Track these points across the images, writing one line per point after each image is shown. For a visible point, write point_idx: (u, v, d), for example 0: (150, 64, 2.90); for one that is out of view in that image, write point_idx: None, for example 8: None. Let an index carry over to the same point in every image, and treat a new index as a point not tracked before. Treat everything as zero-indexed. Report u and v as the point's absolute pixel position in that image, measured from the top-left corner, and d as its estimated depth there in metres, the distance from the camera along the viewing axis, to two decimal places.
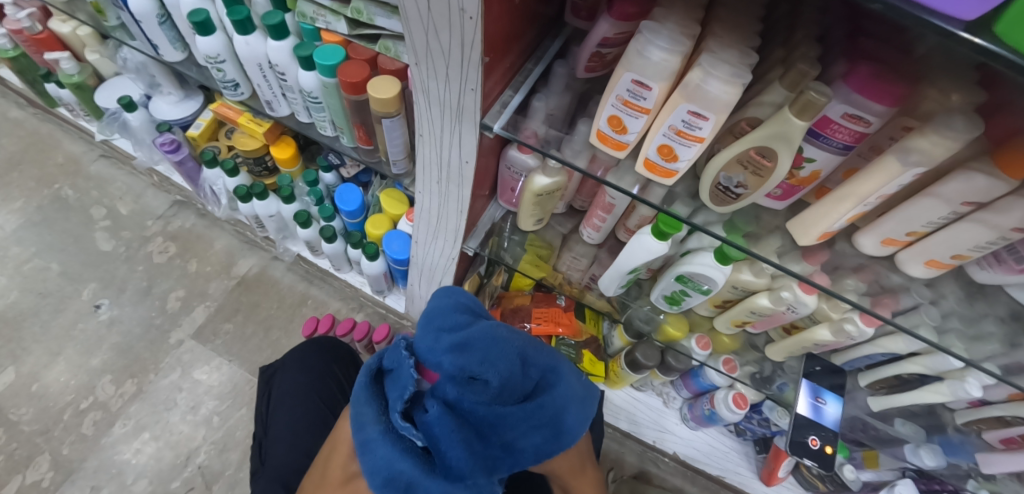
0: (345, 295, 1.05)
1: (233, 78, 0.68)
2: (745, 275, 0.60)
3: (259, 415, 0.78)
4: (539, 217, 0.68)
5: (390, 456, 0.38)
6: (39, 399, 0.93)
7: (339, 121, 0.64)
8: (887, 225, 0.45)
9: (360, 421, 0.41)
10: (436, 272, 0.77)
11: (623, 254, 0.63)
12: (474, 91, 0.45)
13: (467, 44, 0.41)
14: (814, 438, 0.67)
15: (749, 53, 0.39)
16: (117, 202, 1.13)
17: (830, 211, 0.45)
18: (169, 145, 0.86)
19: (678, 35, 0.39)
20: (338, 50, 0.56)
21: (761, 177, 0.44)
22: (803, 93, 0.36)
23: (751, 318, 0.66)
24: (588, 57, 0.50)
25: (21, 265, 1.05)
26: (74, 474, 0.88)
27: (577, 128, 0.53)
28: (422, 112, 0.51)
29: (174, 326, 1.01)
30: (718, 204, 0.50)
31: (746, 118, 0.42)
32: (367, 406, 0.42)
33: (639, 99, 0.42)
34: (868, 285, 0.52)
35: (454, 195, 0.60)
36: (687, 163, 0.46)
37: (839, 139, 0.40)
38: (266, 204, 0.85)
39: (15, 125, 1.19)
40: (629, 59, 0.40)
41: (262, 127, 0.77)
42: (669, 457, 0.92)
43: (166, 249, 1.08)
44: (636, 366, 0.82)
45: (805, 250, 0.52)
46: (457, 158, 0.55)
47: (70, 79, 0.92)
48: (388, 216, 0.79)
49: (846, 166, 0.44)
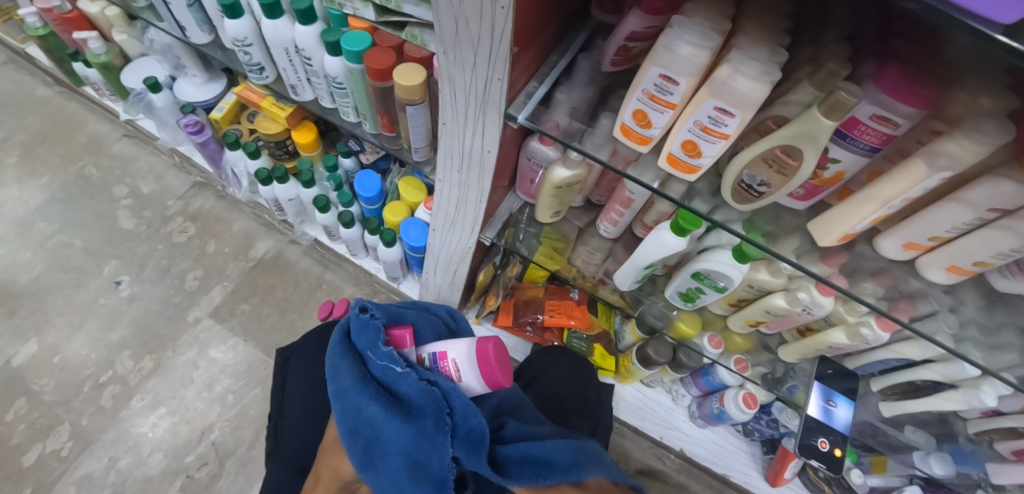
0: (360, 281, 1.06)
1: (259, 61, 0.68)
2: (762, 274, 0.59)
3: (275, 396, 0.80)
4: (557, 209, 0.68)
5: (359, 396, 0.46)
6: (60, 370, 0.96)
7: (362, 107, 0.64)
8: (909, 229, 0.45)
9: (335, 373, 0.49)
10: (451, 262, 0.76)
11: (641, 249, 0.62)
12: (500, 81, 0.46)
13: (497, 34, 0.41)
14: (824, 440, 0.67)
15: (776, 51, 0.39)
16: (139, 181, 1.15)
17: (853, 212, 0.45)
18: (193, 126, 0.86)
19: (707, 30, 0.39)
20: (364, 36, 0.56)
21: (785, 176, 0.44)
22: (832, 92, 0.36)
23: (766, 318, 0.65)
24: (614, 50, 0.50)
25: (46, 240, 1.07)
26: (93, 445, 0.90)
27: (600, 121, 0.53)
28: (446, 100, 0.52)
29: (192, 304, 1.03)
30: (739, 202, 0.50)
31: (772, 117, 0.43)
32: (342, 359, 0.49)
33: (666, 94, 0.43)
34: (886, 290, 0.53)
35: (474, 184, 0.60)
36: (711, 159, 0.46)
37: (867, 140, 0.40)
38: (287, 188, 0.84)
39: (42, 104, 1.22)
40: (657, 53, 0.40)
41: (285, 112, 0.78)
42: (676, 454, 0.91)
43: (185, 229, 1.10)
44: (647, 361, 0.81)
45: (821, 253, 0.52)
46: (480, 147, 0.55)
47: (97, 58, 0.94)
48: (406, 204, 0.78)
49: (870, 169, 0.44)
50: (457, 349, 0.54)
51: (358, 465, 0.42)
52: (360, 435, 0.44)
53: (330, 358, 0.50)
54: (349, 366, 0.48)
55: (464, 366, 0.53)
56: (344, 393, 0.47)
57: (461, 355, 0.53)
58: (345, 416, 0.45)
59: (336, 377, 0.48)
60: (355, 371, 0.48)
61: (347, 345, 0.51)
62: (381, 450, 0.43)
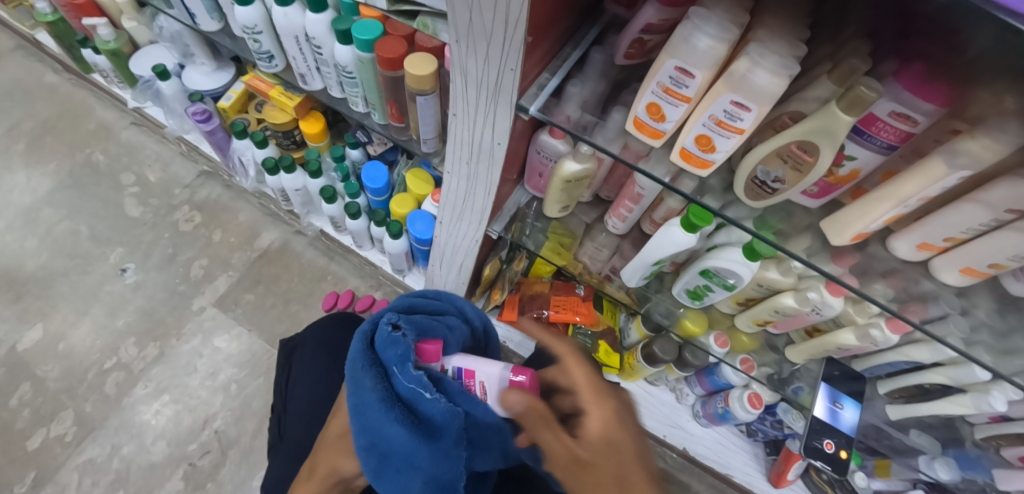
0: (365, 273, 1.05)
1: (269, 49, 0.68)
2: (772, 273, 0.59)
3: (279, 388, 0.80)
4: (565, 204, 0.67)
5: (382, 418, 0.43)
6: (66, 357, 0.96)
7: (372, 97, 0.63)
8: (925, 229, 0.45)
9: (358, 386, 0.45)
10: (457, 255, 0.75)
11: (650, 245, 0.61)
12: (513, 72, 0.45)
13: (511, 23, 0.40)
14: (829, 442, 0.67)
15: (797, 44, 0.39)
16: (146, 169, 1.15)
17: (868, 211, 0.45)
18: (200, 115, 0.86)
19: (726, 22, 0.38)
20: (376, 25, 0.55)
21: (800, 172, 0.43)
22: (852, 88, 0.36)
23: (774, 318, 0.65)
24: (628, 43, 0.49)
25: (53, 227, 1.07)
26: (96, 431, 0.90)
27: (611, 115, 0.53)
28: (458, 90, 0.51)
29: (197, 293, 1.03)
30: (753, 198, 0.49)
31: (789, 112, 0.42)
32: (364, 372, 0.45)
33: (681, 87, 0.42)
34: (896, 291, 0.52)
35: (484, 177, 0.60)
36: (725, 155, 0.45)
37: (885, 138, 0.40)
38: (294, 178, 0.83)
39: (50, 90, 1.22)
40: (674, 45, 0.40)
41: (294, 101, 0.78)
42: (678, 452, 0.91)
43: (191, 218, 1.10)
44: (652, 360, 0.80)
45: (831, 252, 0.51)
46: (490, 139, 0.55)
47: (107, 45, 0.93)
48: (413, 196, 0.78)
49: (885, 168, 0.44)
50: (487, 372, 0.53)
51: (372, 474, 0.44)
52: (376, 448, 0.44)
53: (352, 367, 0.46)
54: (371, 381, 0.45)
55: (490, 390, 0.53)
56: (366, 408, 0.44)
57: (490, 379, 0.52)
58: (364, 430, 0.44)
59: (358, 391, 0.45)
60: (379, 388, 0.44)
61: (370, 354, 0.47)
62: (398, 465, 0.44)
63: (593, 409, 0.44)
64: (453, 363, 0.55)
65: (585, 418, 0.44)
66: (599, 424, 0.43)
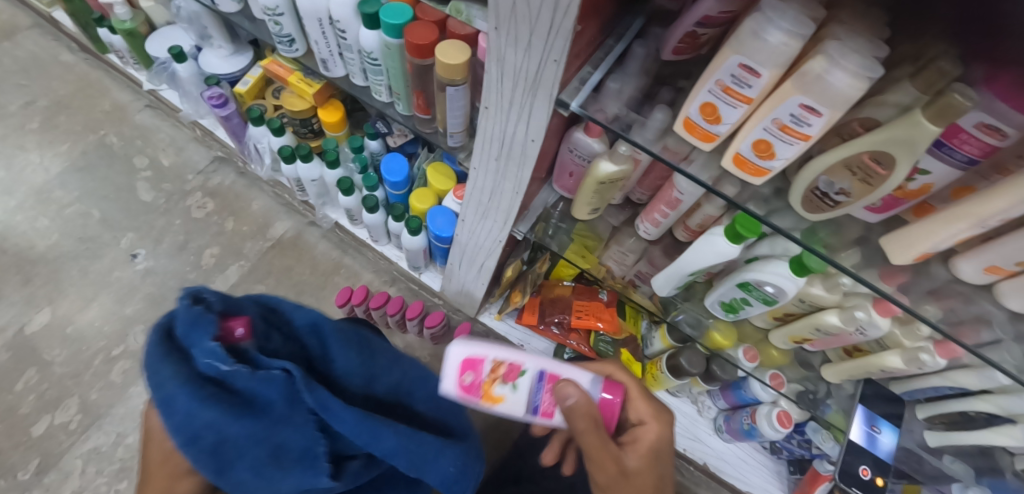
0: (379, 268, 1.02)
1: (290, 33, 0.65)
2: (817, 289, 0.55)
3: None
4: (596, 206, 0.64)
5: (192, 405, 0.37)
6: (73, 342, 0.94)
7: (397, 86, 0.60)
8: (995, 253, 0.40)
9: (159, 380, 0.39)
10: (478, 255, 0.72)
11: (688, 254, 0.57)
12: (556, 63, 0.41)
13: (560, 11, 0.37)
14: (866, 468, 0.64)
15: (879, 44, 0.35)
16: (160, 153, 1.13)
17: (936, 230, 0.41)
18: (216, 99, 0.82)
19: (801, 17, 0.35)
20: (406, 9, 0.52)
21: (869, 185, 0.40)
22: (945, 95, 0.32)
23: (813, 337, 0.61)
24: (680, 37, 0.46)
25: (64, 209, 1.05)
26: (101, 419, 0.89)
27: (653, 114, 0.48)
28: (493, 81, 0.48)
29: (207, 282, 1.01)
30: (810, 210, 0.46)
31: (859, 119, 0.38)
32: (166, 362, 0.39)
33: (743, 86, 0.38)
34: (944, 313, 0.47)
35: (513, 175, 0.57)
36: (785, 162, 0.42)
37: (965, 152, 0.35)
38: (310, 168, 0.80)
39: (66, 70, 1.20)
40: (739, 40, 0.36)
41: (313, 88, 0.75)
42: (697, 467, 0.88)
43: (204, 204, 1.08)
44: (678, 372, 0.76)
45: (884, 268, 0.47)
46: (523, 135, 0.51)
47: (123, 25, 0.91)
48: (433, 191, 0.74)
49: (956, 184, 0.39)
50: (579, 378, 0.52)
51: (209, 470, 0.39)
52: (201, 441, 0.38)
53: (149, 360, 0.39)
54: (175, 370, 0.38)
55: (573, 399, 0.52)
56: (170, 400, 0.38)
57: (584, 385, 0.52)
58: (180, 426, 0.38)
59: (161, 384, 0.38)
60: (185, 372, 0.38)
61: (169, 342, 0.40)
62: (227, 453, 0.39)
63: (650, 421, 0.53)
64: (532, 366, 0.52)
65: (642, 427, 0.53)
66: (653, 435, 0.52)
